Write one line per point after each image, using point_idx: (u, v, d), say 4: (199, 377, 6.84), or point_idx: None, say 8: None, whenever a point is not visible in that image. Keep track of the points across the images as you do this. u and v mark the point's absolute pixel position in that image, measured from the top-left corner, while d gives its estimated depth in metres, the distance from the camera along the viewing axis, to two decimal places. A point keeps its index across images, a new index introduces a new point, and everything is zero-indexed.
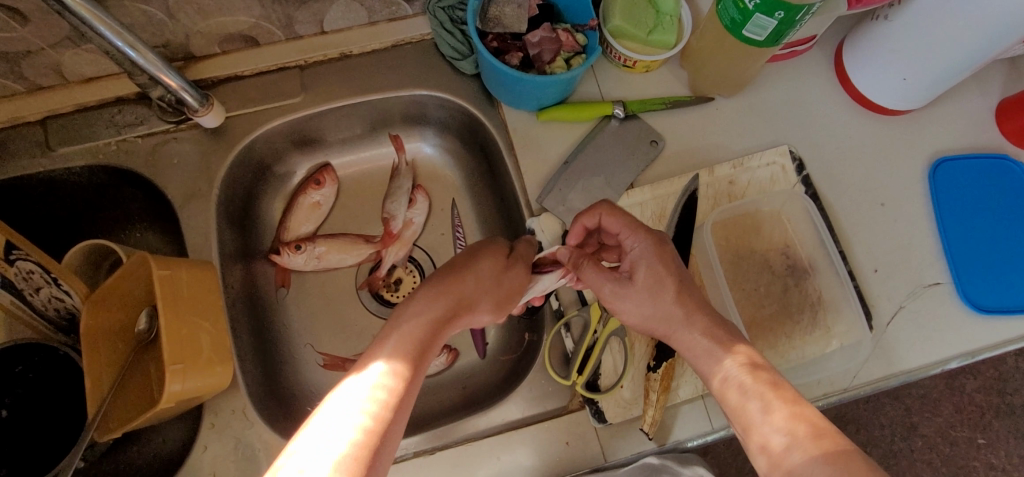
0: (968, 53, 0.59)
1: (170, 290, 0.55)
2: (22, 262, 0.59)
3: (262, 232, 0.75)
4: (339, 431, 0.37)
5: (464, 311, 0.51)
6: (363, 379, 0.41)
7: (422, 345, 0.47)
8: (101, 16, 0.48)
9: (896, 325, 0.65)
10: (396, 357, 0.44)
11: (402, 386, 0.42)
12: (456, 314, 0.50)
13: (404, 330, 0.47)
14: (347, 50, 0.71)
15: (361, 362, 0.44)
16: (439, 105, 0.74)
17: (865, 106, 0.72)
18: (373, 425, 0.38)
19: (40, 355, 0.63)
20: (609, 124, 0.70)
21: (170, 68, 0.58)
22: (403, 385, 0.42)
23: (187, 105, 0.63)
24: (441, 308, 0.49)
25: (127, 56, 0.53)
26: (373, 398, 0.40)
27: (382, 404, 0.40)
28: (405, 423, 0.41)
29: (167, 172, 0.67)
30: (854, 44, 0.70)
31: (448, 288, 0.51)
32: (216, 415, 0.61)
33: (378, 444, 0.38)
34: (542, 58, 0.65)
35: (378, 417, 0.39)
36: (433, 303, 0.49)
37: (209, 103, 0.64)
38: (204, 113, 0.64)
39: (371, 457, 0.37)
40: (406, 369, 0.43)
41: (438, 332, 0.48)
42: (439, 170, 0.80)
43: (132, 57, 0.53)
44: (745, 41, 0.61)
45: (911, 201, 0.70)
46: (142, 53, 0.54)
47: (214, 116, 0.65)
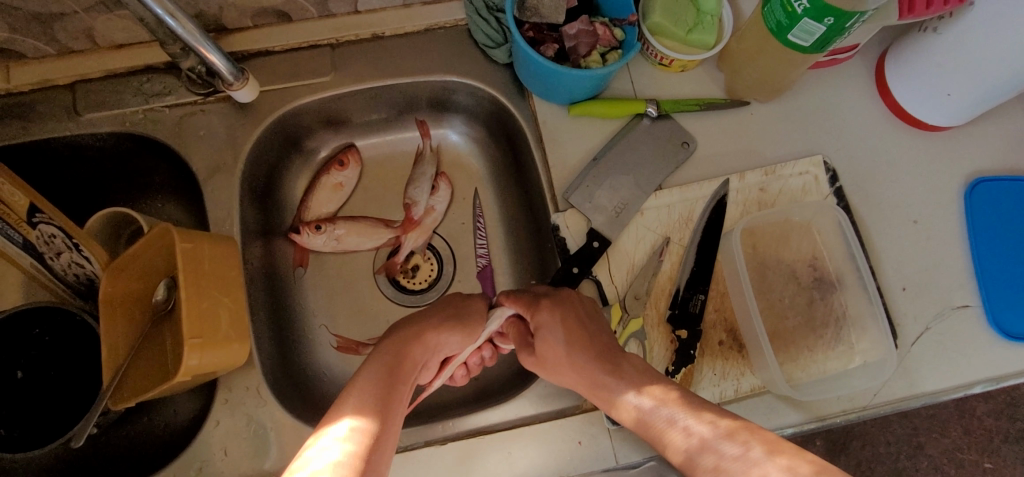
0: (1016, 72, 0.57)
1: (192, 263, 0.54)
2: (45, 225, 0.60)
3: (283, 209, 0.75)
4: (332, 451, 0.41)
5: (432, 336, 0.60)
6: (344, 417, 0.46)
7: (392, 383, 0.53)
8: None
9: (922, 345, 0.64)
10: (369, 397, 0.49)
11: (380, 419, 0.47)
12: (422, 343, 0.59)
13: (373, 373, 0.53)
14: (379, 31, 0.70)
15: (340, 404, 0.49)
16: (469, 93, 0.73)
17: (904, 120, 0.71)
18: (359, 448, 0.43)
19: (58, 318, 0.64)
20: (641, 122, 0.69)
21: (210, 41, 0.56)
22: (377, 419, 0.47)
23: (223, 78, 0.61)
24: (403, 348, 0.57)
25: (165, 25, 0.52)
26: (353, 429, 0.45)
27: (362, 434, 0.45)
28: (385, 454, 0.45)
29: (193, 144, 0.67)
30: (898, 56, 0.68)
31: (411, 329, 0.60)
32: (229, 391, 0.61)
33: (366, 463, 0.42)
34: (577, 51, 0.64)
35: (359, 444, 0.43)
36: (397, 346, 0.57)
37: (245, 77, 0.62)
38: (239, 87, 0.63)
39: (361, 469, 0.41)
40: (378, 408, 0.48)
41: (401, 371, 0.55)
42: (464, 158, 0.79)
43: (171, 26, 0.52)
44: (789, 46, 0.60)
45: (945, 219, 0.68)
46: (183, 22, 0.52)
47: (248, 91, 0.64)
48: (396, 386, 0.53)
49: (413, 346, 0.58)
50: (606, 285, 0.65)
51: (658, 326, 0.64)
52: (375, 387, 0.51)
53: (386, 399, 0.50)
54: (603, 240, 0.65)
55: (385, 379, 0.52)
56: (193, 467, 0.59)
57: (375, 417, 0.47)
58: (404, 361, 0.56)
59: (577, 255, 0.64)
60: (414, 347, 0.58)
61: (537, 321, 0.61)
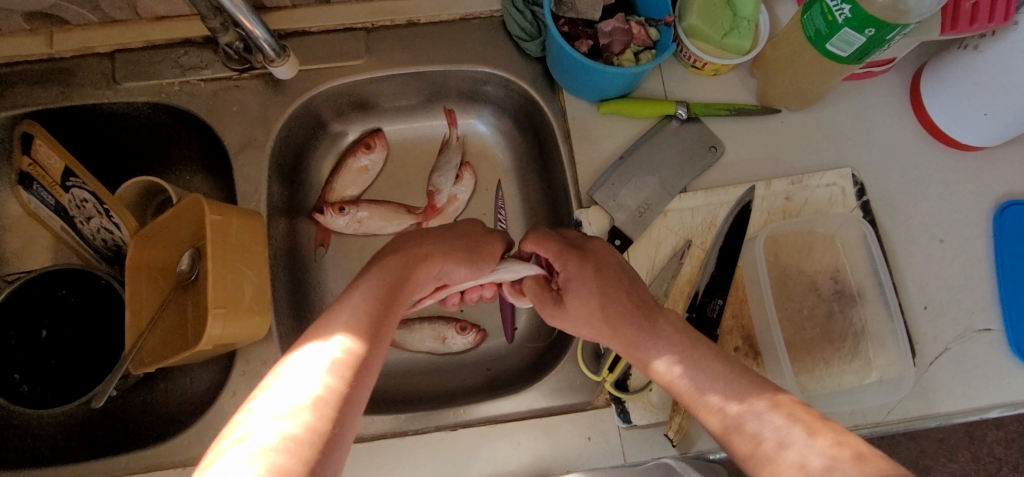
0: None
1: (220, 235, 0.55)
2: (77, 189, 0.63)
3: (308, 189, 0.76)
4: (311, 372, 0.37)
5: (438, 261, 0.57)
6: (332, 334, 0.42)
7: (390, 297, 0.49)
8: None
9: (940, 366, 0.64)
10: (359, 316, 0.44)
11: (370, 338, 0.43)
12: (427, 267, 0.55)
13: (371, 285, 0.49)
14: (415, 17, 0.71)
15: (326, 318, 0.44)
16: (499, 84, 0.73)
17: (936, 137, 0.70)
18: (345, 365, 0.39)
19: (84, 281, 0.65)
20: (669, 124, 0.68)
21: (255, 16, 0.57)
22: (370, 336, 0.43)
23: (265, 54, 0.62)
24: (409, 267, 0.54)
25: None
26: (340, 349, 0.40)
27: (349, 353, 0.40)
28: (373, 373, 0.42)
29: (225, 118, 0.68)
30: (936, 73, 0.67)
31: (416, 251, 0.56)
32: (247, 364, 0.62)
33: (350, 383, 0.38)
34: (611, 49, 0.64)
35: (344, 362, 0.39)
36: (404, 262, 0.54)
37: (286, 55, 0.63)
38: (280, 64, 0.63)
39: (344, 390, 0.38)
40: (370, 325, 0.44)
41: (404, 290, 0.51)
42: (489, 150, 0.80)
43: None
44: (826, 55, 0.59)
45: (971, 241, 0.67)
46: None
47: (288, 68, 0.65)
48: (395, 304, 0.49)
49: (419, 268, 0.54)
50: None
51: None
52: (368, 304, 0.46)
53: (379, 319, 0.46)
54: (625, 239, 0.65)
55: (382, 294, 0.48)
56: (208, 435, 0.60)
57: (365, 335, 0.43)
58: (406, 282, 0.52)
59: None
60: (418, 266, 0.55)
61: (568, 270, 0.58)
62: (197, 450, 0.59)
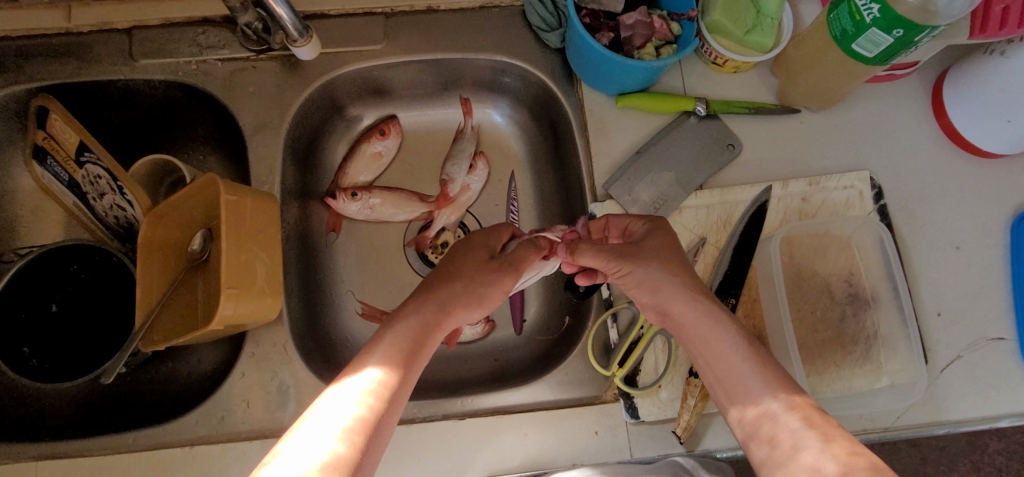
0: None
1: (234, 215, 0.55)
2: (91, 166, 0.63)
3: (321, 173, 0.75)
4: (341, 415, 0.41)
5: (452, 320, 0.55)
6: (369, 366, 0.46)
7: (421, 336, 0.51)
8: None
9: (951, 373, 0.63)
10: (389, 361, 0.47)
11: (399, 379, 0.46)
12: (444, 326, 0.54)
13: (408, 319, 0.52)
14: (435, 4, 0.70)
15: (362, 359, 0.48)
16: (517, 75, 0.73)
17: (957, 143, 0.69)
18: (373, 409, 0.43)
19: (95, 258, 0.65)
20: (688, 120, 0.68)
21: None
22: (398, 378, 0.46)
23: (287, 33, 0.61)
24: (429, 323, 0.53)
25: None
26: (376, 382, 0.45)
27: (383, 387, 0.45)
28: (397, 415, 0.45)
29: (242, 99, 0.67)
30: (959, 78, 0.66)
31: (434, 308, 0.54)
32: (257, 345, 0.62)
33: (375, 429, 0.42)
34: (632, 42, 0.64)
35: (372, 407, 0.43)
36: (424, 315, 0.53)
37: (308, 35, 0.62)
38: (302, 44, 0.62)
39: (368, 437, 0.41)
40: (399, 370, 0.47)
41: (430, 339, 0.52)
42: (503, 141, 0.79)
43: None
44: (852, 55, 0.59)
45: (988, 249, 0.67)
46: None
47: (310, 49, 0.64)
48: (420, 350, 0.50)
49: (437, 331, 0.53)
50: None
51: None
52: (399, 345, 0.49)
53: (407, 361, 0.48)
54: None
55: (416, 330, 0.51)
56: (216, 415, 0.60)
57: (399, 368, 0.47)
58: (437, 326, 0.53)
59: None
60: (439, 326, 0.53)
61: (646, 228, 0.59)
62: (204, 430, 0.59)
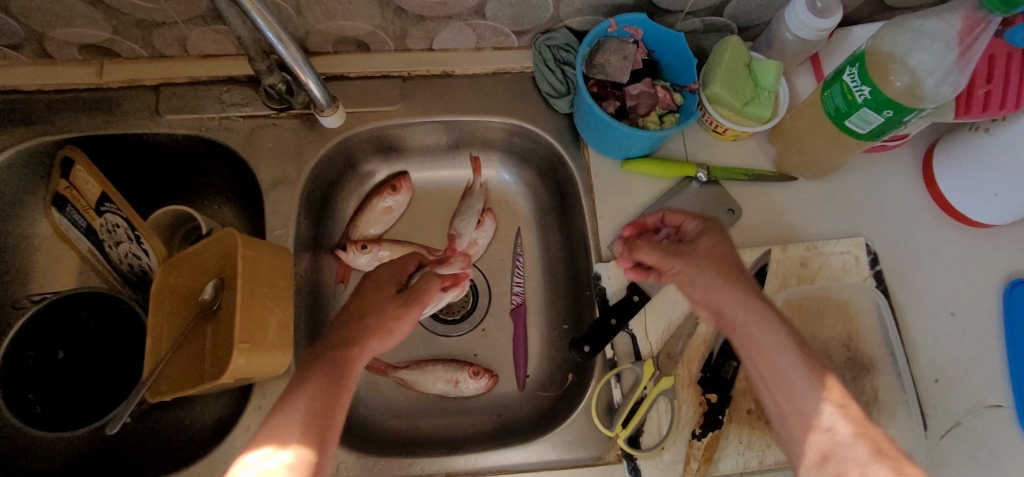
0: None
1: (250, 269, 0.57)
2: (109, 215, 0.65)
3: (332, 226, 0.77)
4: None
5: (360, 363, 0.55)
6: (283, 442, 0.44)
7: (335, 390, 0.50)
8: (260, 8, 0.50)
9: (950, 440, 0.64)
10: (302, 433, 0.45)
11: (316, 447, 0.45)
12: (354, 370, 0.54)
13: (316, 375, 0.51)
14: (449, 69, 0.74)
15: (270, 428, 0.45)
16: (525, 137, 0.76)
17: (946, 212, 0.72)
18: None
19: (107, 305, 0.66)
20: (690, 185, 0.71)
21: (313, 71, 0.59)
22: (314, 447, 0.45)
23: (317, 104, 0.64)
24: (336, 372, 0.52)
25: (276, 51, 0.54)
26: (292, 457, 0.43)
27: (299, 459, 0.43)
28: None
29: (261, 155, 0.70)
30: (947, 152, 0.70)
31: (336, 358, 0.53)
32: (263, 398, 0.62)
33: None
34: (637, 110, 0.67)
35: None
36: (330, 368, 0.52)
37: (335, 105, 0.66)
38: (328, 114, 0.66)
39: None
40: (312, 439, 0.45)
41: (342, 390, 0.51)
42: (510, 199, 0.81)
43: (281, 53, 0.55)
44: (845, 131, 0.62)
45: (981, 316, 0.69)
46: (290, 50, 0.54)
47: (335, 118, 0.67)
48: (336, 404, 0.49)
49: (347, 374, 0.52)
50: (641, 340, 0.65)
51: (689, 387, 0.63)
52: (310, 404, 0.48)
53: (321, 423, 0.47)
54: (643, 294, 0.66)
55: (327, 384, 0.50)
56: (218, 469, 0.60)
57: (313, 440, 0.45)
58: (347, 376, 0.52)
59: (616, 306, 0.65)
60: (347, 373, 0.53)
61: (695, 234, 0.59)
62: None
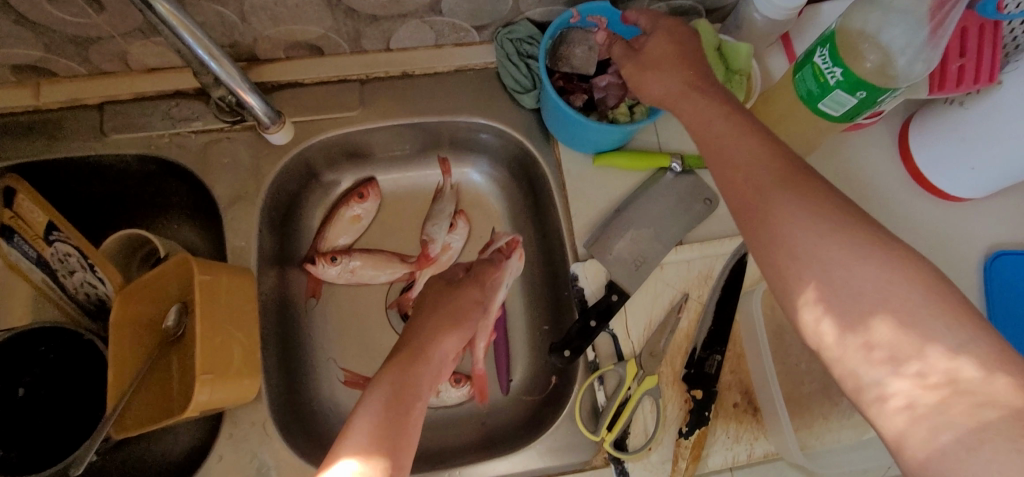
0: None
1: (209, 295, 0.54)
2: (60, 243, 0.62)
3: (299, 239, 0.75)
4: None
5: (423, 374, 0.55)
6: (346, 456, 0.44)
7: (396, 399, 0.51)
8: (190, 26, 0.47)
9: None
10: (364, 445, 0.45)
11: (384, 455, 0.45)
12: (417, 377, 0.54)
13: (377, 387, 0.51)
14: (410, 69, 0.71)
15: (337, 447, 0.46)
16: (493, 135, 0.73)
17: (924, 187, 0.71)
18: None
19: (65, 337, 0.63)
20: (664, 176, 0.69)
21: (250, 85, 0.57)
22: (384, 457, 0.45)
23: (260, 121, 0.63)
24: (398, 378, 0.53)
25: (209, 68, 0.53)
26: (358, 470, 0.43)
27: (371, 470, 0.43)
28: None
29: (216, 171, 0.67)
30: (922, 126, 0.68)
31: (398, 364, 0.55)
32: (234, 426, 0.60)
33: None
34: (606, 103, 0.66)
35: None
36: (392, 374, 0.53)
37: (280, 122, 0.64)
38: (274, 131, 0.64)
39: None
40: (380, 449, 0.45)
41: (407, 396, 0.52)
42: (483, 199, 0.79)
43: (214, 69, 0.53)
44: (819, 114, 0.60)
45: (963, 292, 0.68)
46: (224, 65, 0.53)
47: (283, 134, 0.66)
48: (401, 414, 0.50)
49: (410, 378, 0.54)
50: (622, 339, 0.64)
51: (673, 385, 0.62)
52: (373, 416, 0.48)
53: (388, 430, 0.47)
54: (622, 293, 0.64)
55: (388, 392, 0.51)
56: None
57: (381, 450, 0.46)
58: (412, 384, 0.53)
59: (595, 307, 0.63)
60: (408, 375, 0.54)
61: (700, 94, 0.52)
62: None
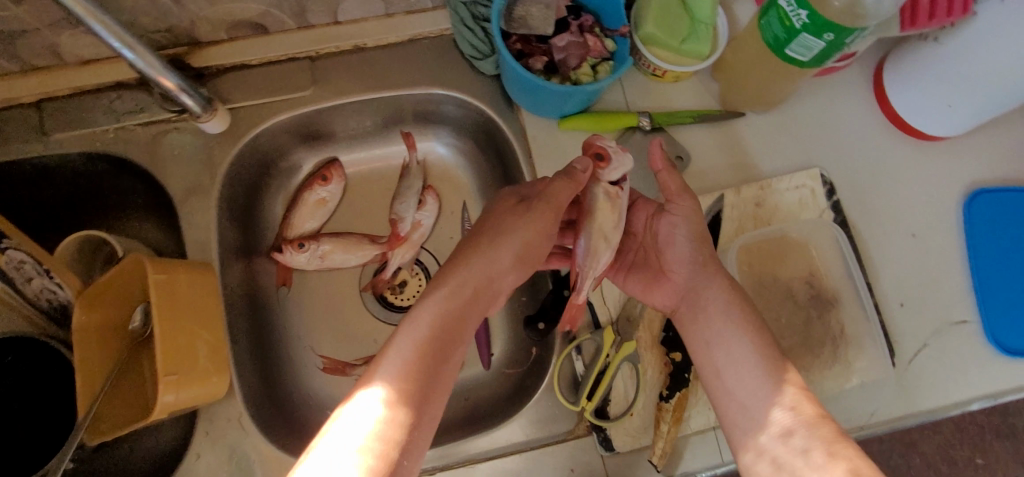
0: (1011, 85, 0.56)
1: (166, 294, 0.52)
2: (12, 251, 0.58)
3: (264, 228, 0.72)
4: (353, 437, 0.41)
5: (478, 305, 0.54)
6: (375, 383, 0.46)
7: (441, 327, 0.51)
8: (100, 15, 0.46)
9: (919, 363, 0.63)
10: (396, 377, 0.46)
11: (416, 391, 0.46)
12: (473, 300, 0.54)
13: (427, 307, 0.52)
14: (362, 42, 0.68)
15: (370, 374, 0.47)
16: (454, 105, 0.70)
17: (900, 128, 0.69)
18: (388, 433, 0.43)
19: (31, 347, 0.61)
20: (633, 135, 0.66)
21: (171, 72, 0.54)
22: (416, 396, 0.46)
23: (190, 111, 0.60)
24: (451, 310, 0.52)
25: (123, 57, 0.50)
26: (384, 407, 0.44)
27: (397, 410, 0.44)
28: (421, 434, 0.45)
29: (167, 163, 0.64)
30: (897, 66, 0.66)
31: (456, 284, 0.54)
32: (210, 423, 0.59)
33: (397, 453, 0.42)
34: (568, 63, 0.62)
35: (385, 436, 0.42)
36: (445, 298, 0.52)
37: (212, 109, 0.61)
38: (206, 118, 0.62)
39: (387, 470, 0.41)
40: (411, 384, 0.46)
41: (456, 329, 0.52)
42: (451, 172, 0.77)
43: (129, 58, 0.51)
44: (786, 60, 0.57)
45: (942, 233, 0.67)
46: (141, 53, 0.51)
47: (217, 122, 0.63)
48: (443, 353, 0.50)
49: (461, 307, 0.53)
50: (598, 306, 0.63)
51: (651, 348, 0.62)
52: (412, 340, 0.49)
53: (428, 365, 0.48)
54: None
55: (435, 318, 0.51)
56: None
57: (412, 383, 0.47)
58: (463, 311, 0.53)
59: None
60: (461, 303, 0.53)
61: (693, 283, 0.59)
62: None
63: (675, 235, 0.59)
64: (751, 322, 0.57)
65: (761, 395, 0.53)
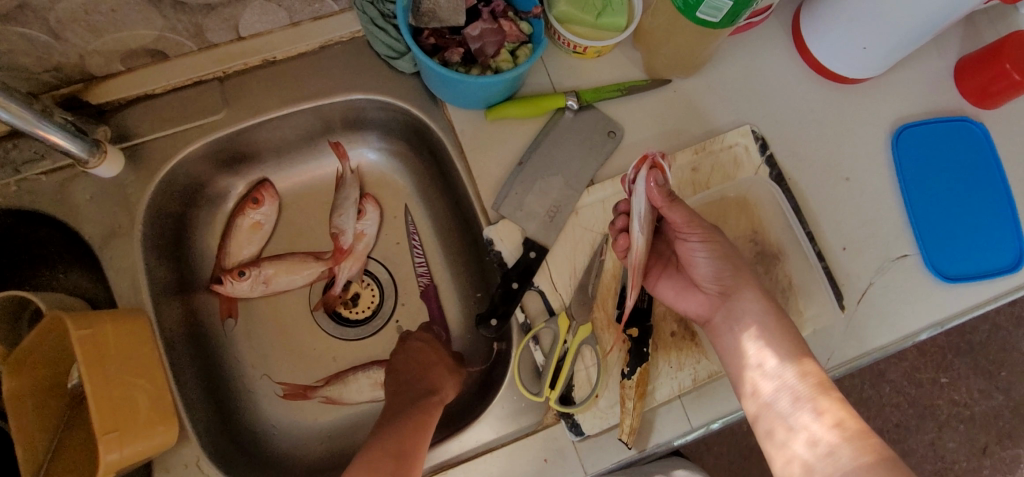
0: (914, 22, 0.57)
1: (93, 349, 0.49)
2: None
3: (199, 261, 0.69)
4: None
5: (423, 424, 0.56)
6: None
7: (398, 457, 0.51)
8: None
9: (867, 302, 0.65)
10: None
11: None
12: (420, 428, 0.55)
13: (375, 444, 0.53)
14: (270, 55, 0.65)
15: None
16: (378, 109, 0.69)
17: (821, 75, 0.70)
18: None
19: None
20: (563, 116, 0.65)
21: (46, 120, 0.51)
22: None
23: (74, 158, 0.56)
24: (401, 435, 0.53)
25: None
26: None
27: None
28: None
29: (80, 210, 0.61)
30: (812, 14, 0.66)
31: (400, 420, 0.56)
32: (167, 472, 0.57)
33: None
34: (485, 52, 0.60)
35: None
36: (396, 431, 0.54)
37: (101, 152, 0.58)
38: (96, 164, 0.58)
39: None
40: None
41: (410, 454, 0.52)
42: (387, 177, 0.75)
43: None
44: (700, 23, 0.57)
45: (874, 172, 0.68)
46: None
47: (108, 166, 0.59)
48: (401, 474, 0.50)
49: (413, 430, 0.55)
50: (550, 294, 0.62)
51: (608, 327, 0.61)
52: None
53: None
54: (540, 249, 0.62)
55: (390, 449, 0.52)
56: None
57: None
58: (413, 438, 0.54)
59: (515, 269, 0.62)
60: (410, 432, 0.54)
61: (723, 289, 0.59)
62: None
63: (696, 257, 0.59)
64: (781, 322, 0.57)
65: (749, 369, 0.56)
